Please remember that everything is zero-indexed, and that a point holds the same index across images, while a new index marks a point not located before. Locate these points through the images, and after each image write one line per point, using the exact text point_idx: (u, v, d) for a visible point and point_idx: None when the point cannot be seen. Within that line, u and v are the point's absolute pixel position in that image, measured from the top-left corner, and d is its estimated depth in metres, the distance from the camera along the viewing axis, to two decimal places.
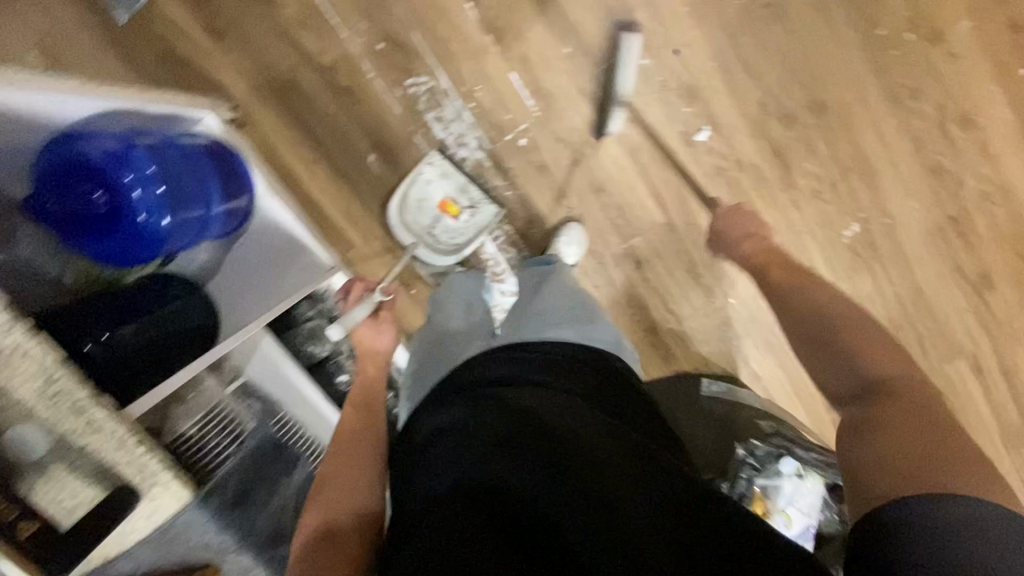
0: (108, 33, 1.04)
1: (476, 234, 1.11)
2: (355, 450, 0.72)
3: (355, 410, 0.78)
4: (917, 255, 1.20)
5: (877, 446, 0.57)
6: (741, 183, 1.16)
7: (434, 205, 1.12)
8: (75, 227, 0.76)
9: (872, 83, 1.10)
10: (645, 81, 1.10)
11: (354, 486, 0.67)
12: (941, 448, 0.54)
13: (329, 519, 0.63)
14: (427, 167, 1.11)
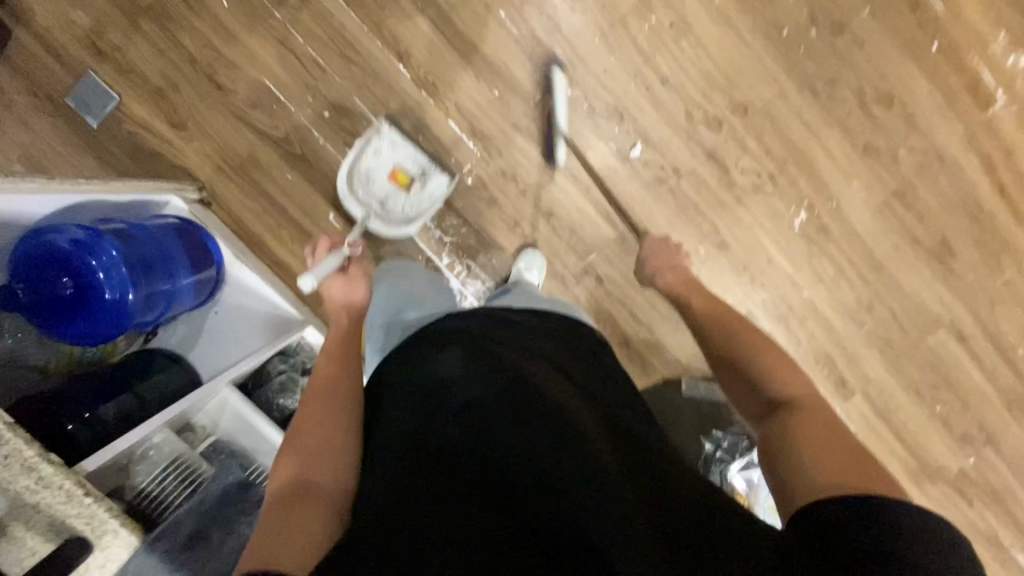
0: (84, 140, 1.17)
1: (429, 205, 1.16)
2: (327, 404, 0.71)
3: (329, 361, 0.80)
4: (871, 232, 1.22)
5: (798, 451, 0.60)
6: (683, 189, 1.20)
7: (385, 177, 1.15)
8: (45, 312, 0.84)
9: (788, 79, 1.16)
10: (574, 109, 1.17)
11: (323, 437, 0.67)
12: (841, 438, 0.61)
13: (302, 474, 0.63)
14: (376, 137, 1.14)
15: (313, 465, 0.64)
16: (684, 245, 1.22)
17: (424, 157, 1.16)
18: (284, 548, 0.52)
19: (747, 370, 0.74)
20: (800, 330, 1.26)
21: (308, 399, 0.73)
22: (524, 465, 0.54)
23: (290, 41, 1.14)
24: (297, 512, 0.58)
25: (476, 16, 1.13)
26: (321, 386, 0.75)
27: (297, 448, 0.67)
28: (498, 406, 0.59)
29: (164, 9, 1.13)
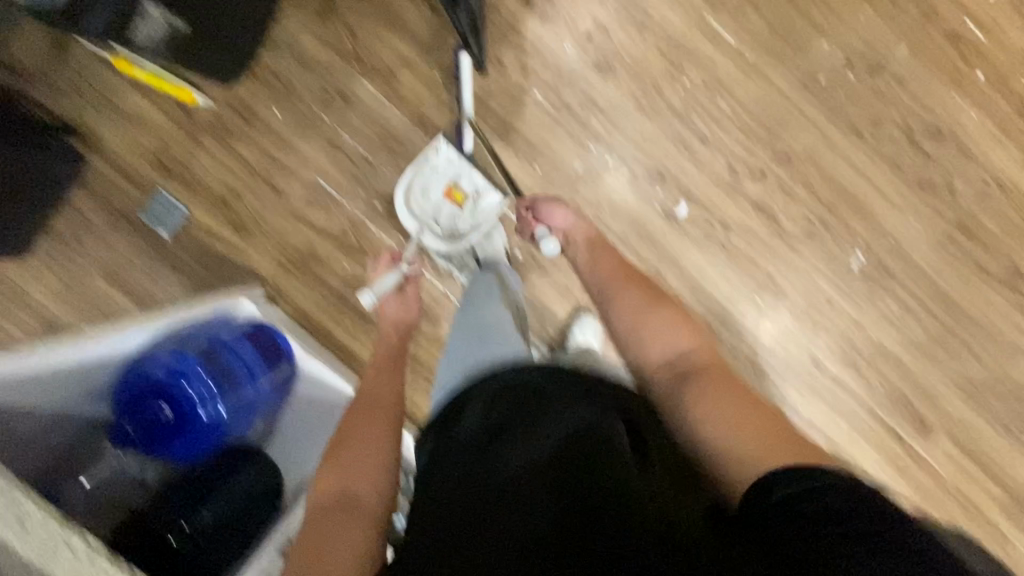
0: (159, 252, 1.25)
1: (479, 223, 1.18)
2: (374, 427, 0.82)
3: (378, 375, 0.91)
4: (933, 266, 1.20)
5: (718, 434, 0.69)
6: (732, 241, 1.20)
7: (439, 191, 1.18)
8: (153, 436, 0.99)
9: (829, 123, 1.15)
10: (616, 176, 1.18)
11: (362, 451, 0.79)
12: (741, 407, 0.72)
13: (347, 485, 0.76)
14: (435, 154, 1.18)
15: (355, 476, 0.77)
16: (740, 297, 1.22)
17: (478, 176, 1.18)
18: (330, 560, 0.66)
19: (648, 361, 0.83)
20: (869, 371, 1.24)
21: (354, 414, 0.84)
22: (559, 495, 0.60)
23: (340, 141, 1.20)
24: (340, 521, 0.71)
25: (513, 99, 1.17)
26: (363, 398, 0.87)
27: (342, 460, 0.78)
28: (542, 446, 0.67)
29: (223, 125, 1.21)
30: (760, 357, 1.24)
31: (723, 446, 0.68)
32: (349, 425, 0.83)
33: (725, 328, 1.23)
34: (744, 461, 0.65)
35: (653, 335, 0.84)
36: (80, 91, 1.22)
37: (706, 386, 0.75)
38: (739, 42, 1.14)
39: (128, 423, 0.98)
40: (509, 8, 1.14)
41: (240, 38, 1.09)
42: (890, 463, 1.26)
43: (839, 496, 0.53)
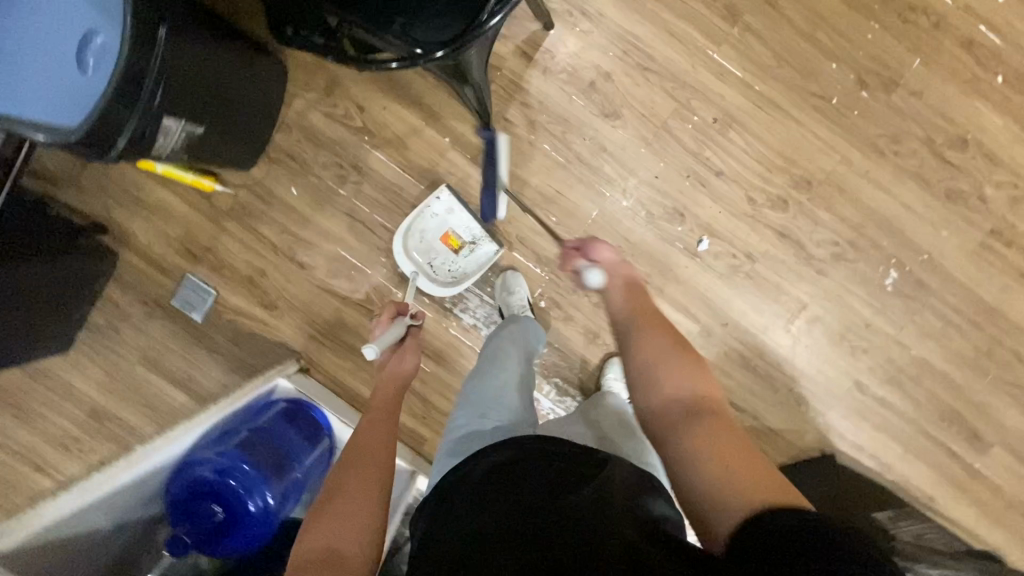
0: (193, 335, 1.28)
1: (474, 270, 1.18)
2: (370, 475, 0.71)
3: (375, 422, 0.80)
4: (971, 276, 1.16)
5: (709, 474, 0.57)
6: (760, 272, 1.18)
7: (437, 238, 1.20)
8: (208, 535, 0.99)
9: (847, 144, 1.14)
10: (634, 219, 1.17)
11: (354, 504, 0.68)
12: (743, 446, 0.59)
13: (331, 540, 0.64)
14: (435, 202, 1.18)
15: (345, 531, 0.65)
16: (772, 326, 1.20)
17: (478, 225, 1.19)
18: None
19: (654, 382, 0.67)
20: (915, 389, 1.20)
21: (349, 462, 0.72)
22: (531, 567, 0.50)
23: (357, 212, 1.22)
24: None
25: (523, 154, 1.18)
26: (354, 444, 0.76)
27: (329, 514, 0.66)
28: (523, 510, 0.57)
29: (243, 208, 1.24)
30: (799, 384, 1.21)
31: (711, 473, 0.57)
32: (341, 476, 0.71)
33: (760, 359, 1.21)
34: (726, 497, 0.54)
35: (658, 362, 0.68)
36: (106, 189, 1.26)
37: (710, 421, 0.61)
38: (746, 73, 1.13)
39: (184, 525, 0.99)
40: (511, 67, 1.15)
41: (258, 132, 1.14)
42: (949, 482, 1.22)
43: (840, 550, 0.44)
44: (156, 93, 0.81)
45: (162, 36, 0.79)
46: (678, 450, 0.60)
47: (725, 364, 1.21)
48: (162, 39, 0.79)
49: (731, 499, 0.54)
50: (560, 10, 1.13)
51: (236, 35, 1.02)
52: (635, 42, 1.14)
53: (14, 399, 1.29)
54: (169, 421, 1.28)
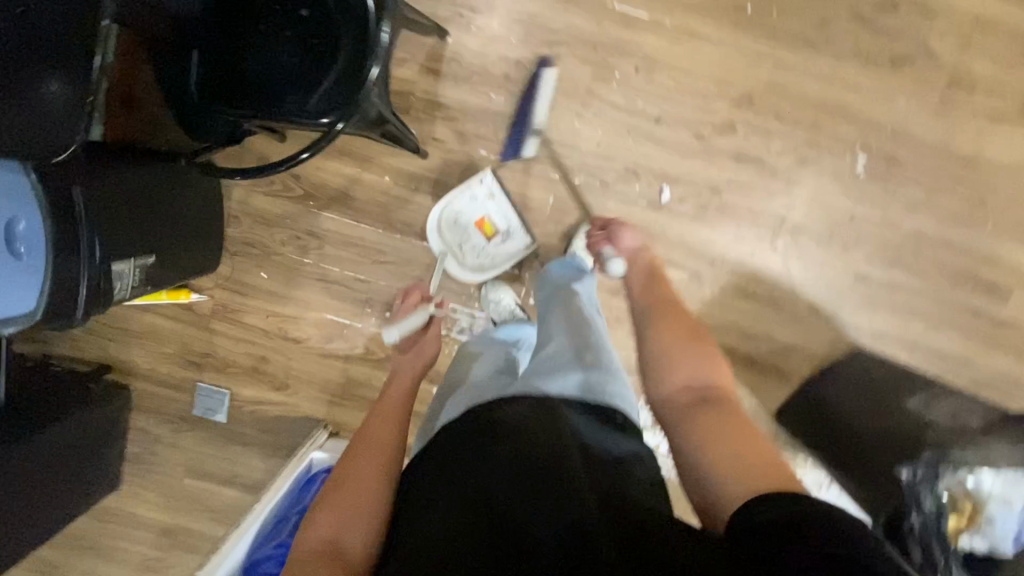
0: (223, 435, 1.33)
1: (503, 259, 1.17)
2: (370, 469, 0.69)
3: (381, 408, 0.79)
4: (943, 134, 1.12)
5: (714, 450, 0.65)
6: (730, 201, 1.16)
7: (470, 222, 1.17)
8: None
9: (776, 46, 1.09)
10: (591, 192, 1.16)
11: (354, 493, 0.66)
12: (751, 437, 0.67)
13: (334, 532, 0.63)
14: (477, 184, 1.15)
15: (344, 523, 0.64)
16: (759, 248, 1.19)
17: (516, 215, 1.16)
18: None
19: (672, 374, 0.77)
20: (919, 262, 1.18)
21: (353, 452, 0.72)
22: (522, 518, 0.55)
23: (329, 274, 1.24)
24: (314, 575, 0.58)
25: (465, 167, 1.17)
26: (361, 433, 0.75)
27: (330, 505, 0.66)
28: (496, 465, 0.60)
29: (224, 306, 1.27)
30: (804, 295, 1.21)
31: (712, 449, 0.66)
32: (343, 467, 0.70)
33: (757, 284, 1.20)
34: (726, 488, 0.61)
35: (677, 363, 0.77)
36: (97, 330, 1.31)
37: (722, 413, 0.70)
38: (652, 12, 1.09)
39: None
40: (422, 87, 1.13)
41: (210, 237, 1.14)
42: (979, 339, 1.21)
43: (818, 528, 0.49)
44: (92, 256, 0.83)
45: (81, 197, 0.81)
46: (685, 439, 0.69)
47: (724, 299, 1.21)
48: (81, 200, 0.81)
49: (732, 478, 0.62)
50: (450, 15, 1.11)
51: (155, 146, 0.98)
52: (533, 20, 1.10)
53: (90, 543, 1.37)
54: (231, 518, 1.35)
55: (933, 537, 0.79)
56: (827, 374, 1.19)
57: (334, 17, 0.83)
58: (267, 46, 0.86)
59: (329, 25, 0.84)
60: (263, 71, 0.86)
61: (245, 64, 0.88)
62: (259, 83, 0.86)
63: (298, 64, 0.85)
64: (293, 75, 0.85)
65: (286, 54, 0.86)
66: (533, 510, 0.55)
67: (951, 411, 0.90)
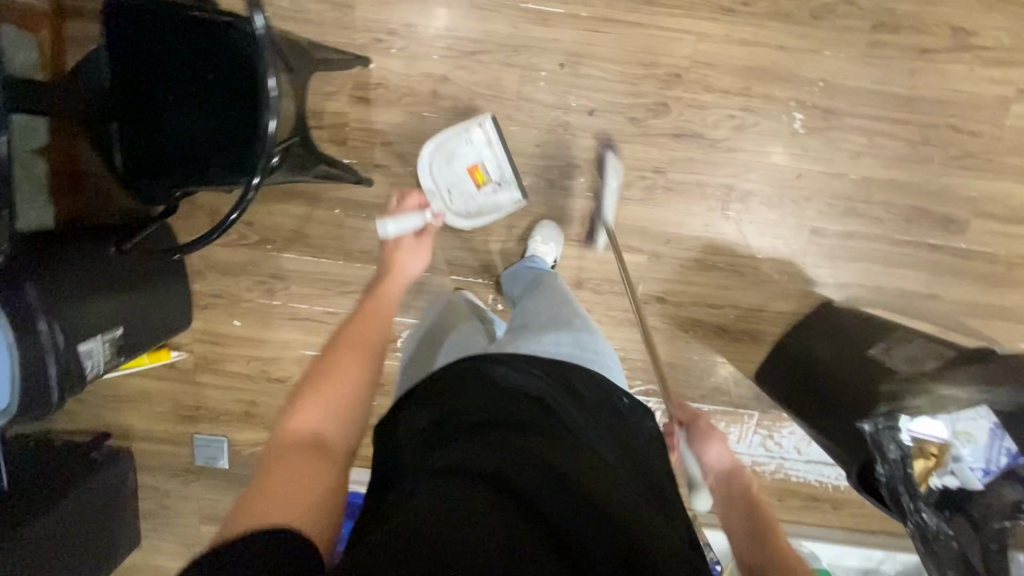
0: (230, 481, 1.38)
1: (490, 209, 1.12)
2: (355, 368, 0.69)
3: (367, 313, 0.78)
4: (876, 79, 1.11)
5: None
6: (675, 179, 1.17)
7: (463, 167, 1.12)
8: None
9: (695, 19, 1.09)
10: (539, 192, 1.18)
11: (345, 393, 0.66)
12: None
13: (318, 424, 0.63)
14: (476, 127, 1.10)
15: (335, 423, 0.64)
16: (712, 220, 1.20)
17: (509, 167, 1.11)
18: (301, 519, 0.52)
19: None
20: (873, 208, 1.18)
21: (343, 350, 0.71)
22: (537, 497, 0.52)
23: (300, 312, 1.26)
24: (307, 466, 0.58)
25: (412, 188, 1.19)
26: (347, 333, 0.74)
27: (317, 399, 0.65)
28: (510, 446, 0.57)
29: (206, 358, 1.30)
30: (764, 259, 1.22)
31: None
32: (328, 365, 0.69)
33: (716, 255, 1.22)
34: None
35: None
36: (88, 400, 1.34)
37: None
38: (566, 6, 1.08)
39: None
40: (355, 117, 1.14)
41: (178, 292, 1.13)
42: (942, 273, 1.22)
43: None
44: (57, 335, 0.87)
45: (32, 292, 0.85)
46: None
47: (686, 275, 1.23)
48: (32, 294, 0.85)
49: None
50: (368, 43, 1.11)
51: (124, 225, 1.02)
52: (451, 33, 1.11)
53: None
54: None
55: (900, 484, 0.84)
56: (797, 328, 1.19)
57: (232, 76, 0.83)
58: (172, 101, 0.86)
59: (216, 59, 0.83)
60: (180, 126, 0.86)
61: (159, 136, 0.87)
62: (183, 139, 0.86)
63: (207, 128, 0.85)
64: (210, 120, 0.85)
65: (193, 102, 0.85)
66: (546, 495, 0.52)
67: (910, 357, 0.93)
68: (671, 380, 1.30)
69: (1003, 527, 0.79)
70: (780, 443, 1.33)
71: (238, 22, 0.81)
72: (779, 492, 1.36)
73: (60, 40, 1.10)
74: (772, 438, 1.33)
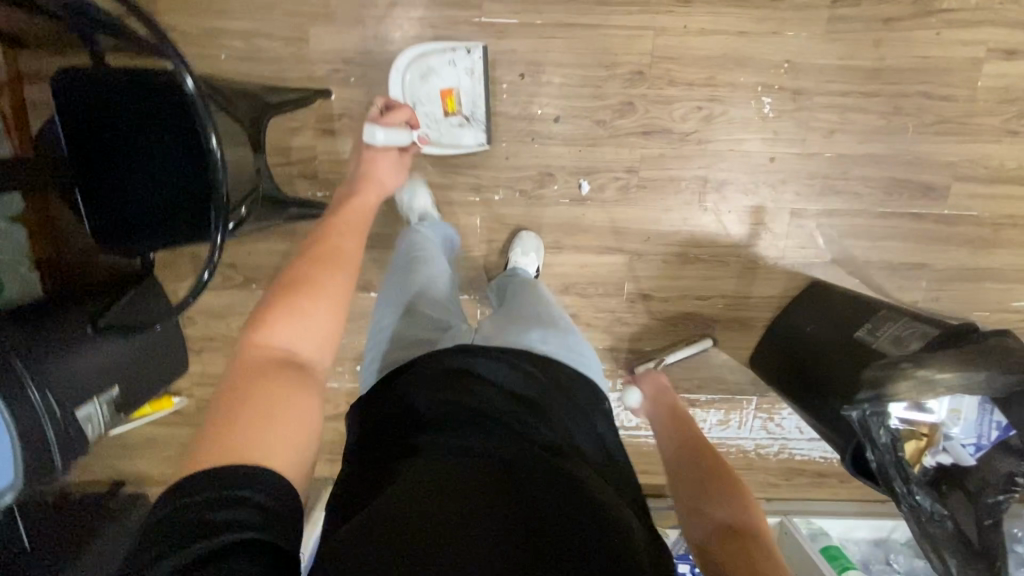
0: None
1: (451, 141, 1.12)
2: (332, 287, 0.68)
3: (346, 234, 0.76)
4: (842, 53, 1.09)
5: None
6: (648, 177, 1.16)
7: (438, 88, 1.09)
8: None
9: (651, 15, 1.07)
10: (513, 204, 1.18)
11: (316, 308, 0.65)
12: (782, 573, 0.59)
13: (289, 342, 0.63)
14: (461, 52, 1.07)
15: (309, 343, 0.64)
16: (689, 214, 1.19)
17: (483, 106, 1.10)
18: (271, 441, 0.53)
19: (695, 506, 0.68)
20: (851, 184, 1.17)
21: (314, 268, 0.69)
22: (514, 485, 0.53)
23: None
24: (279, 386, 0.58)
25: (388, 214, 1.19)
26: (320, 251, 0.72)
27: (289, 317, 0.64)
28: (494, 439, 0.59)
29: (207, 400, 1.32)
30: (746, 245, 1.21)
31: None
32: (306, 279, 0.67)
33: (697, 247, 1.21)
34: None
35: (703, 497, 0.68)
36: (98, 452, 1.37)
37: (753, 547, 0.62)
38: (520, 16, 1.07)
39: None
40: (322, 149, 1.13)
41: (173, 347, 1.12)
42: (927, 241, 1.21)
43: None
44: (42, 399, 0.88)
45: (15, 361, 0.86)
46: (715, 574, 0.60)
47: (669, 270, 1.23)
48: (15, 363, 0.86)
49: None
50: (326, 74, 1.10)
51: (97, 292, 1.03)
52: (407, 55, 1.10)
53: None
54: None
55: (891, 467, 0.83)
56: (785, 312, 1.17)
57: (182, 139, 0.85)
58: (136, 166, 0.86)
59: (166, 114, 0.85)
60: (151, 188, 0.87)
61: (112, 205, 0.88)
62: (156, 199, 0.87)
63: (166, 191, 0.87)
64: (181, 175, 0.86)
65: (146, 170, 0.87)
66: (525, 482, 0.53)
67: (896, 337, 0.92)
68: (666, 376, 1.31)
69: (998, 500, 0.83)
70: (781, 425, 1.34)
71: (172, 76, 0.82)
72: (784, 471, 1.38)
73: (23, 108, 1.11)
74: (773, 421, 1.33)
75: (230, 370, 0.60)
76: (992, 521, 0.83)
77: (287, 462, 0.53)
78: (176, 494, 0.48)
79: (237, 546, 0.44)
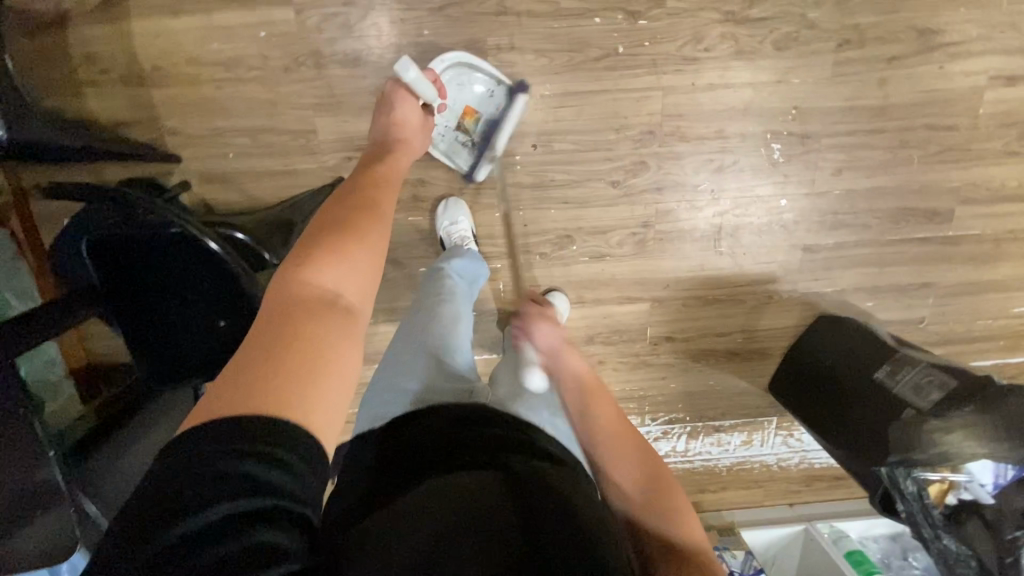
0: None
1: (454, 151, 1.09)
2: (380, 231, 0.63)
3: (384, 187, 0.72)
4: (847, 96, 1.10)
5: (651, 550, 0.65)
6: (663, 228, 1.18)
7: (465, 104, 1.06)
8: None
9: (658, 74, 1.07)
10: (534, 266, 1.20)
11: (366, 252, 0.59)
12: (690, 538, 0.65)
13: (332, 282, 0.55)
14: (504, 90, 1.05)
15: (353, 286, 0.57)
16: (706, 259, 1.22)
17: (497, 140, 1.07)
18: (312, 394, 0.46)
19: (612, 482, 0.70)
20: (859, 217, 1.20)
21: (357, 216, 0.63)
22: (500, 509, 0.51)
23: None
24: (324, 325, 0.51)
25: (410, 286, 1.21)
26: (359, 197, 0.66)
27: (335, 253, 0.57)
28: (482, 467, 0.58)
29: None
30: (761, 282, 1.25)
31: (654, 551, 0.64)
32: (351, 222, 0.62)
33: (714, 288, 1.25)
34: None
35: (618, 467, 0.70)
36: None
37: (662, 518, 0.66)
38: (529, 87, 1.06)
39: None
40: None
41: None
42: (933, 261, 1.25)
43: None
44: (42, 540, 0.68)
45: (9, 478, 0.67)
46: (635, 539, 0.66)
47: (689, 312, 1.27)
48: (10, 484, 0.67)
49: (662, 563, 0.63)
50: (338, 162, 1.08)
51: (116, 422, 0.90)
52: None
53: None
54: None
55: (919, 515, 0.92)
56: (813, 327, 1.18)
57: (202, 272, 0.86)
58: (176, 304, 0.89)
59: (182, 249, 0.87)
60: (200, 318, 0.90)
61: (164, 342, 0.91)
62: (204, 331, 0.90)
63: (207, 326, 0.90)
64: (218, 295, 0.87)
65: (185, 304, 0.89)
66: (512, 509, 0.52)
67: (917, 384, 0.97)
68: (692, 407, 1.37)
69: (1015, 536, 0.87)
70: (801, 439, 1.42)
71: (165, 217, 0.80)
72: (804, 479, 1.47)
73: (34, 224, 1.10)
74: (793, 436, 1.41)
75: (264, 304, 0.53)
76: (1012, 557, 0.87)
77: (322, 421, 0.47)
78: (194, 441, 0.41)
79: (276, 515, 0.41)
